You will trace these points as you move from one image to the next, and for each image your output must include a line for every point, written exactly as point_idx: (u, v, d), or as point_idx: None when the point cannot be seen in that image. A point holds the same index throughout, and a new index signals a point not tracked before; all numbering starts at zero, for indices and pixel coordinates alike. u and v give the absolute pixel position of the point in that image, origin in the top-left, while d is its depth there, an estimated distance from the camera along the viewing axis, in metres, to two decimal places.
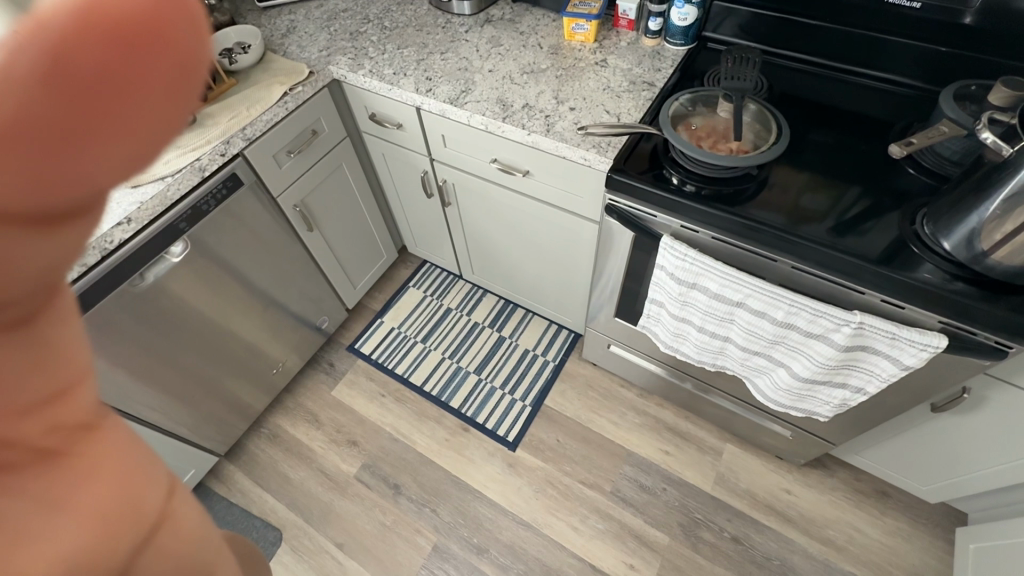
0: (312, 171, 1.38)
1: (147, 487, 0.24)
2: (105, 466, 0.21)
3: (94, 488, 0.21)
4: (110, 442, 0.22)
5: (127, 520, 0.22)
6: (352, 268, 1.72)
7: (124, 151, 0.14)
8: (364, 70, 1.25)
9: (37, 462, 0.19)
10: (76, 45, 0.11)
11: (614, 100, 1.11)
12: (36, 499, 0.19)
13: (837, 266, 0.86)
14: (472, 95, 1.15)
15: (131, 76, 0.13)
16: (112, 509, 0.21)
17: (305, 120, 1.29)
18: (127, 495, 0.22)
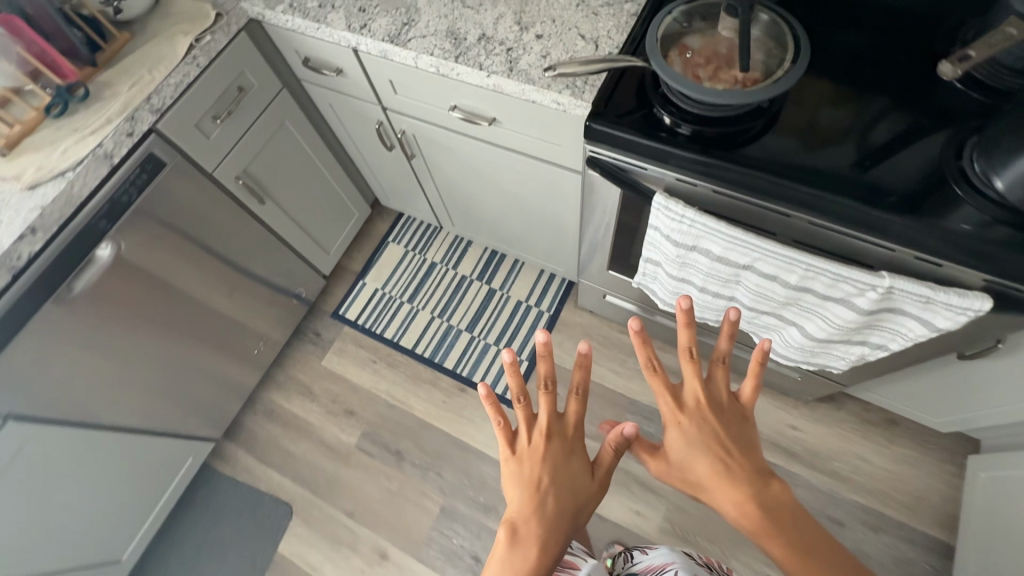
0: (251, 135, 1.18)
1: (586, 483, 0.68)
2: (572, 474, 0.68)
3: (572, 480, 0.68)
4: (578, 462, 0.70)
5: (585, 486, 0.68)
6: (321, 234, 1.57)
7: (546, 368, 0.71)
8: (282, 6, 1.01)
9: (563, 469, 0.68)
10: (546, 356, 0.71)
11: (590, 20, 0.90)
12: (564, 484, 0.67)
13: (865, 220, 0.72)
14: (416, 28, 0.94)
15: (546, 358, 0.71)
16: (578, 486, 0.68)
17: (227, 75, 1.07)
18: (580, 482, 0.68)
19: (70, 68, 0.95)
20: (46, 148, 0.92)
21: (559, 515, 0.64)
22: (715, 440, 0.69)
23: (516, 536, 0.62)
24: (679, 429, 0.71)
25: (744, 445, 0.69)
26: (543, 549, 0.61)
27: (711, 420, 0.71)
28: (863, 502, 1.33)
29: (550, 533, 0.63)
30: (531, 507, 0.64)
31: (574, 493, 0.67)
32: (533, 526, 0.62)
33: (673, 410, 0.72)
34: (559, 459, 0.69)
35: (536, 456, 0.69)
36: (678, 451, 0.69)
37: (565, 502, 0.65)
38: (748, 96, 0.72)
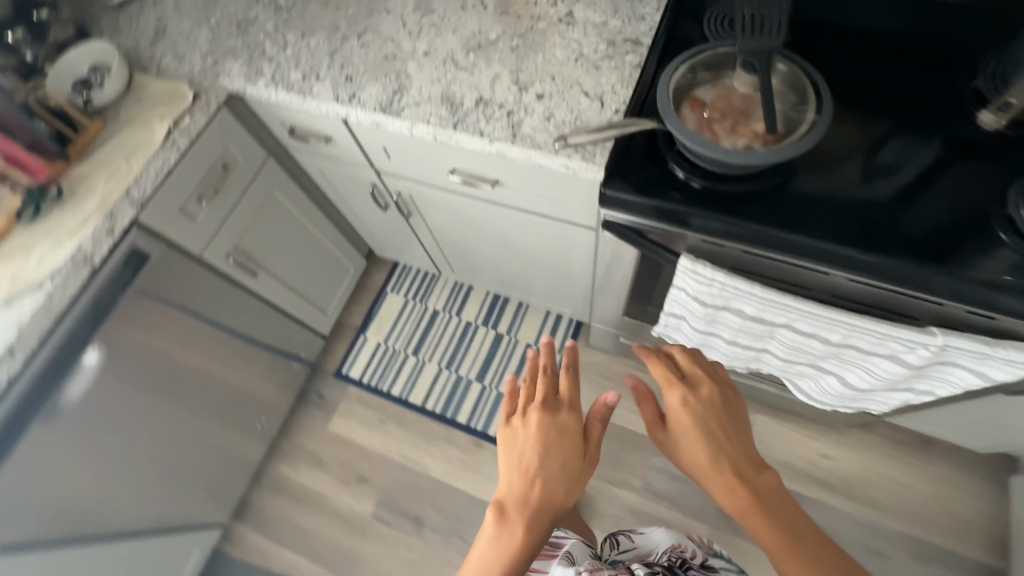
0: (239, 210, 1.12)
1: (577, 465, 0.69)
2: (566, 453, 0.69)
3: (566, 461, 0.68)
4: (573, 443, 0.70)
5: (577, 468, 0.69)
6: (318, 295, 1.51)
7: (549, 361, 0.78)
8: (264, 80, 0.96)
9: (558, 446, 0.69)
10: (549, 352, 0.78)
11: (592, 74, 0.85)
12: (557, 462, 0.68)
13: (910, 277, 0.68)
14: (408, 95, 0.89)
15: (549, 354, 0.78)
16: (572, 467, 0.68)
17: (210, 153, 1.01)
18: (574, 464, 0.69)
19: (37, 164, 0.88)
20: (20, 256, 0.86)
21: (547, 495, 0.64)
22: (709, 421, 0.76)
23: (509, 507, 0.62)
24: (678, 405, 0.77)
25: (732, 428, 0.76)
26: (529, 526, 0.62)
27: (711, 407, 0.78)
28: (904, 530, 1.29)
29: (543, 506, 0.63)
30: (525, 481, 0.65)
31: (564, 472, 0.67)
32: (521, 503, 0.63)
33: (681, 394, 0.79)
34: (553, 434, 0.70)
35: (533, 432, 0.70)
36: (685, 431, 0.75)
37: (555, 481, 0.66)
38: (773, 155, 0.68)
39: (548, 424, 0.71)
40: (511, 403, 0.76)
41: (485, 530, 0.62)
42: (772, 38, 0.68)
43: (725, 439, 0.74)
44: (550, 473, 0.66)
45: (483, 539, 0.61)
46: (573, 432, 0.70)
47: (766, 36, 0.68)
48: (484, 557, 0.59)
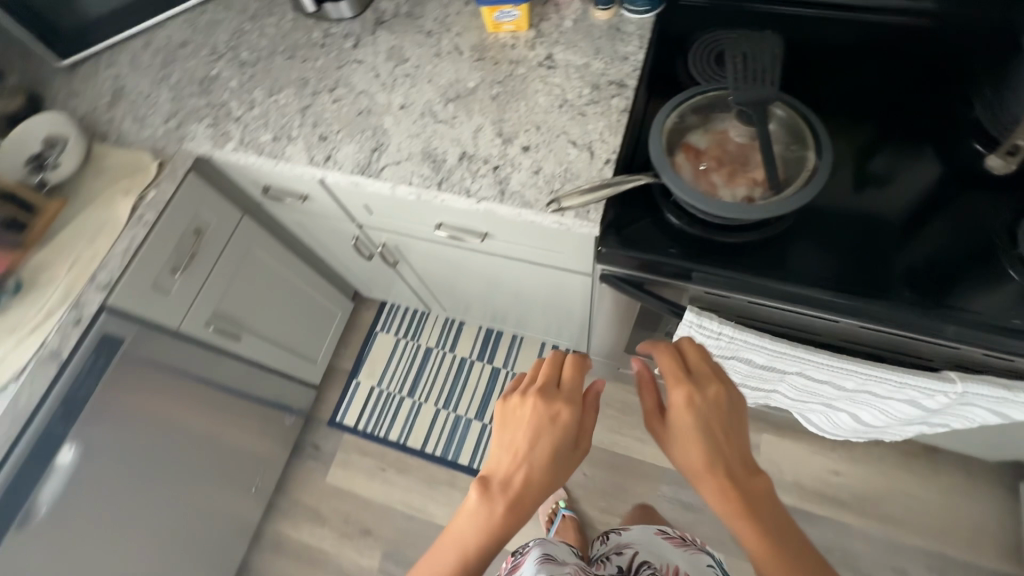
0: (216, 276, 1.07)
1: (566, 462, 0.63)
2: (557, 450, 0.62)
3: (556, 454, 0.62)
4: (568, 439, 0.63)
5: (565, 463, 0.62)
6: (306, 345, 1.45)
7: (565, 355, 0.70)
8: (232, 143, 0.91)
9: (551, 437, 0.62)
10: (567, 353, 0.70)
11: (578, 122, 0.82)
12: (546, 453, 0.61)
13: (923, 326, 0.66)
14: (387, 153, 0.85)
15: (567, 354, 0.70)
16: (561, 461, 0.62)
17: (181, 222, 0.95)
18: (563, 459, 0.62)
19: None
20: None
21: (530, 484, 0.59)
22: (716, 424, 0.61)
23: (485, 494, 0.58)
24: (679, 402, 0.62)
25: (744, 435, 0.61)
26: (509, 511, 0.58)
27: (721, 411, 0.61)
28: (918, 542, 1.28)
29: (522, 497, 0.59)
30: (507, 468, 0.61)
31: (550, 465, 0.61)
32: (503, 487, 0.59)
33: (691, 385, 0.63)
34: (541, 424, 0.62)
35: (529, 420, 0.63)
36: (686, 430, 0.60)
37: (540, 471, 0.60)
38: (774, 210, 0.66)
39: (545, 411, 0.63)
40: (510, 382, 0.69)
41: (461, 511, 0.59)
42: (766, 88, 0.66)
43: (733, 449, 0.60)
44: (537, 460, 0.61)
45: (457, 520, 0.58)
46: (565, 424, 0.63)
47: (758, 87, 0.66)
48: (454, 540, 0.57)
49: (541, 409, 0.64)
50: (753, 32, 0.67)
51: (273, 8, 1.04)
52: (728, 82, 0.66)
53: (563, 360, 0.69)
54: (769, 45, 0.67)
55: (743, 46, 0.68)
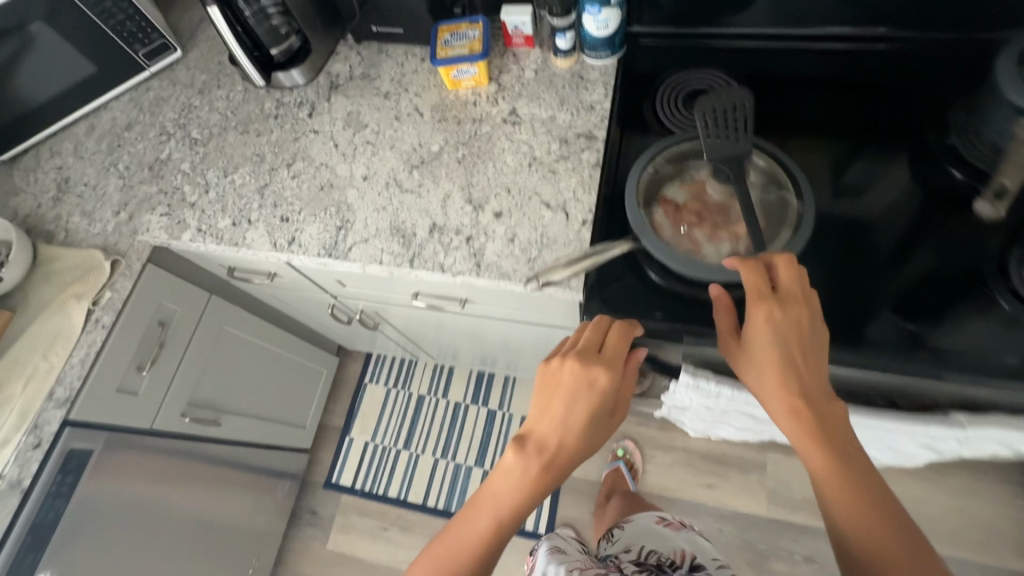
0: (188, 364, 1.01)
1: (603, 428, 0.61)
2: (597, 417, 0.60)
3: (594, 421, 0.60)
4: (608, 408, 0.61)
5: (601, 428, 0.61)
6: (293, 411, 1.40)
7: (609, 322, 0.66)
8: (189, 232, 0.86)
9: (589, 404, 0.59)
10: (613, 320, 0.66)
11: (550, 181, 0.79)
12: (583, 421, 0.59)
13: (914, 377, 0.64)
14: (354, 230, 0.81)
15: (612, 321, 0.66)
16: (598, 426, 0.60)
17: (143, 317, 0.91)
18: (600, 425, 0.61)
19: None
20: None
21: (565, 450, 0.59)
22: (797, 351, 0.56)
23: (523, 451, 0.58)
24: (760, 326, 0.57)
25: (822, 358, 0.56)
26: (546, 471, 0.58)
27: (803, 332, 0.56)
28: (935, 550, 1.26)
29: (560, 457, 0.58)
30: (548, 426, 0.59)
31: (587, 432, 0.59)
32: (540, 451, 0.58)
33: (771, 301, 0.57)
34: (580, 387, 0.59)
35: (569, 386, 0.59)
36: (764, 351, 0.56)
37: (574, 438, 0.59)
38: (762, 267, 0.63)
39: (586, 375, 0.60)
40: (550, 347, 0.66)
41: (499, 464, 0.59)
42: (741, 146, 0.63)
43: (810, 374, 0.56)
44: (573, 425, 0.59)
45: (495, 475, 0.59)
46: (605, 391, 0.59)
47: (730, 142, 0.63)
48: (490, 495, 0.58)
49: (582, 376, 0.60)
50: (726, 87, 0.63)
51: (222, 80, 1.00)
52: (703, 145, 0.63)
53: (608, 324, 0.66)
54: (740, 100, 0.63)
55: (716, 100, 0.64)
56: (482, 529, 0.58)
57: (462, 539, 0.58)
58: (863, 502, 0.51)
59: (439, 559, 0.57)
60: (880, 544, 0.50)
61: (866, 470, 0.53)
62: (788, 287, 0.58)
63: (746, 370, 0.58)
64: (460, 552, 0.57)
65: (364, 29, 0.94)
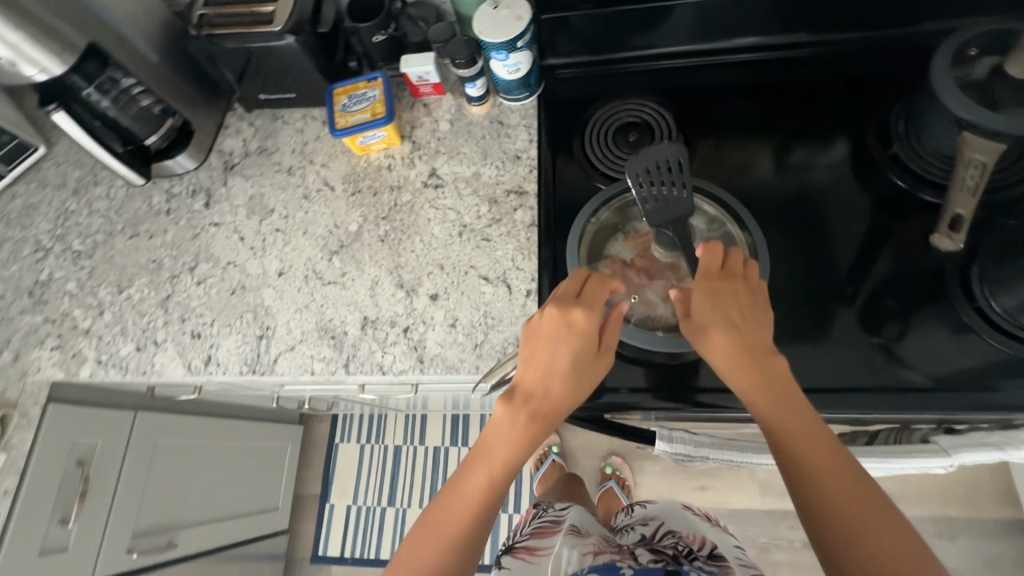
0: (123, 494, 0.93)
1: (589, 377, 0.57)
2: (579, 362, 0.56)
3: (576, 366, 0.56)
4: (591, 354, 0.57)
5: (588, 375, 0.57)
6: (260, 497, 1.31)
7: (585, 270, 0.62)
8: (88, 366, 0.75)
9: (567, 349, 0.56)
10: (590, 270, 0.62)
11: (486, 250, 0.71)
12: (561, 369, 0.55)
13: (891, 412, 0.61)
14: (277, 338, 0.72)
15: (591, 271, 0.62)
16: (584, 371, 0.56)
17: (54, 464, 0.81)
18: (585, 372, 0.56)
19: None
20: None
21: (547, 399, 0.55)
22: (737, 314, 0.55)
23: (504, 407, 0.55)
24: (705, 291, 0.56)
25: (765, 323, 0.56)
26: (528, 427, 0.54)
27: (740, 298, 0.56)
28: (923, 513, 1.29)
29: (548, 403, 0.55)
30: (529, 378, 0.56)
31: (569, 379, 0.55)
32: (517, 405, 0.55)
33: (707, 270, 0.58)
34: (561, 331, 0.56)
35: (546, 335, 0.56)
36: (706, 319, 0.56)
37: (556, 387, 0.55)
38: None
39: (561, 322, 0.56)
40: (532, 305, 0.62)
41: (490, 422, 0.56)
42: (682, 206, 0.58)
43: (755, 335, 0.55)
44: (552, 375, 0.55)
45: (485, 433, 0.56)
46: (583, 332, 0.56)
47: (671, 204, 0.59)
48: (484, 454, 0.55)
49: (559, 322, 0.56)
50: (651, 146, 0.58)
51: (99, 175, 0.87)
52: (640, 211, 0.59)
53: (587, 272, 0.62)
54: (671, 156, 0.59)
55: (646, 159, 0.60)
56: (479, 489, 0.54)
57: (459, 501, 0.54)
58: (828, 462, 0.49)
59: (438, 523, 0.53)
60: (852, 505, 0.47)
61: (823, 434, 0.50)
62: (735, 259, 0.59)
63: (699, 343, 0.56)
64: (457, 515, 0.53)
65: (251, 98, 0.83)
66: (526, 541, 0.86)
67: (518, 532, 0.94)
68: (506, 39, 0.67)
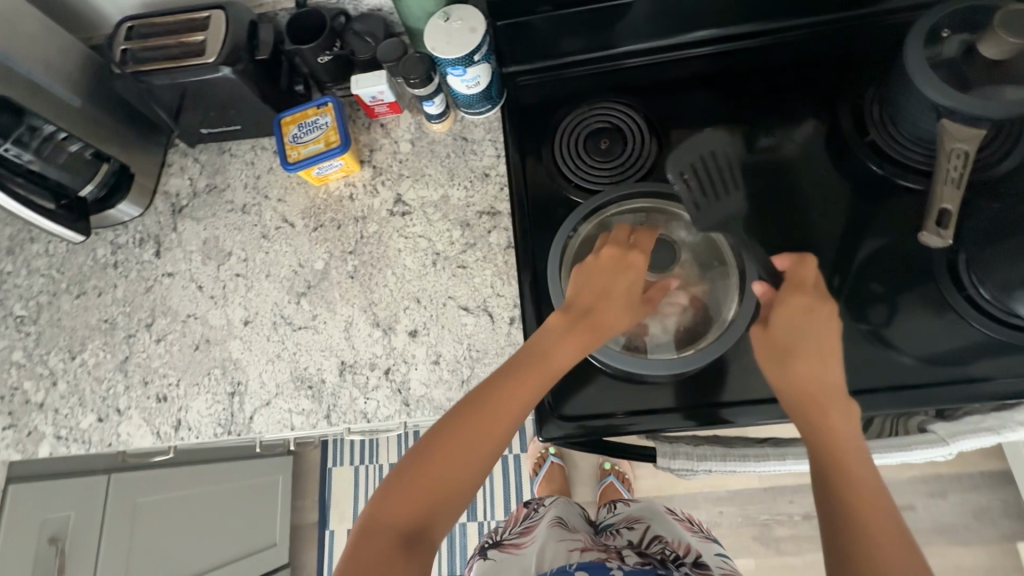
0: (107, 563, 0.88)
1: (629, 307, 0.60)
2: (625, 291, 0.60)
3: (622, 293, 0.59)
4: (635, 286, 0.60)
5: (630, 306, 0.60)
6: (256, 536, 1.26)
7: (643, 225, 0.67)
8: (47, 442, 0.70)
9: (618, 276, 0.60)
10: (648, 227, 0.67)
11: (462, 278, 0.68)
12: (609, 292, 0.59)
13: (887, 407, 0.60)
14: (249, 394, 0.68)
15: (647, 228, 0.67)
16: (627, 299, 0.59)
17: (24, 547, 0.78)
18: (628, 298, 0.60)
19: None
20: None
21: (595, 317, 0.58)
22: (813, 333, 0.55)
23: (561, 318, 0.58)
24: (796, 309, 0.55)
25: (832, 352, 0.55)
26: (577, 338, 0.57)
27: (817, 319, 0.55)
28: (914, 474, 1.33)
29: (597, 318, 0.58)
30: (586, 295, 0.59)
31: (614, 299, 0.59)
32: (571, 321, 0.58)
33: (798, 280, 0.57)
34: (617, 265, 0.61)
35: (607, 261, 0.61)
36: (785, 327, 0.55)
37: (602, 305, 0.59)
38: (694, 360, 0.62)
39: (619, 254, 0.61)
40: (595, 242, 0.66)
41: (544, 332, 0.57)
42: (727, 207, 0.57)
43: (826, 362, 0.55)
44: (600, 296, 0.59)
45: (541, 337, 0.57)
46: (636, 265, 0.61)
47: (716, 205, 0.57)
48: (534, 361, 0.55)
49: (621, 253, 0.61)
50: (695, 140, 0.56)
51: (34, 231, 0.80)
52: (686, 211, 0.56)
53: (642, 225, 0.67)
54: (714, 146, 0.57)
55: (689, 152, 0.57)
56: (519, 394, 0.53)
57: (499, 403, 0.52)
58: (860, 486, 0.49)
59: (473, 421, 0.52)
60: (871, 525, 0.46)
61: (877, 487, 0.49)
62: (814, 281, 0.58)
63: (772, 361, 0.55)
64: (492, 416, 0.52)
65: (192, 133, 0.77)
66: (513, 537, 0.84)
67: (504, 530, 0.90)
68: (462, 54, 0.62)
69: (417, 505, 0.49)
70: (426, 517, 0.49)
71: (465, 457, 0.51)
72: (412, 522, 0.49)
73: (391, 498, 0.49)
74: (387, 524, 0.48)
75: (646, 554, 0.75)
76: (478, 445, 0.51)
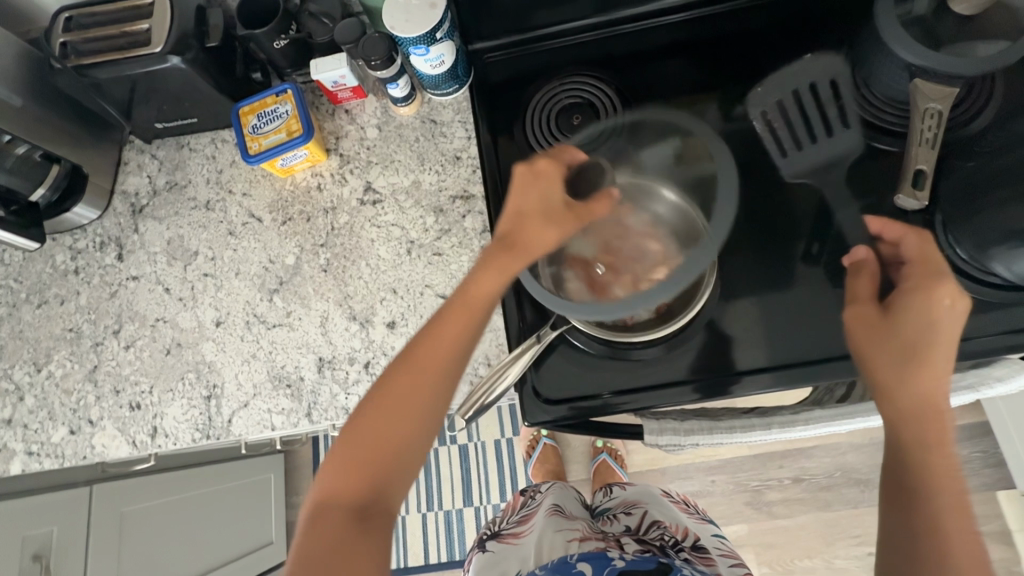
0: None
1: (551, 216, 0.53)
2: (539, 201, 0.53)
3: (535, 205, 0.53)
4: (553, 197, 0.54)
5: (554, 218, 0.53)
6: (252, 536, 1.26)
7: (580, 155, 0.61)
8: (20, 458, 0.68)
9: (528, 190, 0.54)
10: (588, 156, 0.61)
11: (438, 265, 0.66)
12: (522, 209, 0.54)
13: None
14: (226, 396, 0.66)
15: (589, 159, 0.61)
16: (544, 211, 0.53)
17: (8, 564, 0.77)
18: (547, 209, 0.53)
19: None
20: None
21: (506, 237, 0.53)
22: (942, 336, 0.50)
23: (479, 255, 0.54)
24: (934, 305, 0.50)
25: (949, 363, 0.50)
26: (485, 264, 0.52)
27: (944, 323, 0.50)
28: None
29: (506, 239, 0.53)
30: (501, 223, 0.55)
31: (526, 215, 0.53)
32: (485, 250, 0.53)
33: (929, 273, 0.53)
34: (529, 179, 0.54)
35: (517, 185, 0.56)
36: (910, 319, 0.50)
37: (516, 223, 0.53)
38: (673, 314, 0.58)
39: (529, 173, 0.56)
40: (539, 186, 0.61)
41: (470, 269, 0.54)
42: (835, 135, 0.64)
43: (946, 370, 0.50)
44: (513, 216, 0.54)
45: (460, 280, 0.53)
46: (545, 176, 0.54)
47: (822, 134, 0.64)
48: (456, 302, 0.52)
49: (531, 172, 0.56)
50: (786, 71, 0.65)
51: None
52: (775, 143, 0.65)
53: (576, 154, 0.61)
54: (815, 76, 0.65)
55: (781, 86, 0.65)
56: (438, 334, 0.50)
57: (421, 351, 0.50)
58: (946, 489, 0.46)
59: (399, 377, 0.49)
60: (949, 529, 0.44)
61: (957, 492, 0.45)
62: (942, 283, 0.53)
63: (891, 351, 0.50)
64: (423, 371, 0.50)
65: (146, 128, 0.73)
66: (512, 527, 0.85)
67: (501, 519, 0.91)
68: (422, 32, 0.59)
69: (363, 473, 0.48)
70: (375, 477, 0.48)
71: (398, 413, 0.49)
72: (361, 489, 0.47)
73: (334, 466, 0.48)
74: (337, 498, 0.47)
75: (645, 541, 0.76)
76: (410, 401, 0.49)
